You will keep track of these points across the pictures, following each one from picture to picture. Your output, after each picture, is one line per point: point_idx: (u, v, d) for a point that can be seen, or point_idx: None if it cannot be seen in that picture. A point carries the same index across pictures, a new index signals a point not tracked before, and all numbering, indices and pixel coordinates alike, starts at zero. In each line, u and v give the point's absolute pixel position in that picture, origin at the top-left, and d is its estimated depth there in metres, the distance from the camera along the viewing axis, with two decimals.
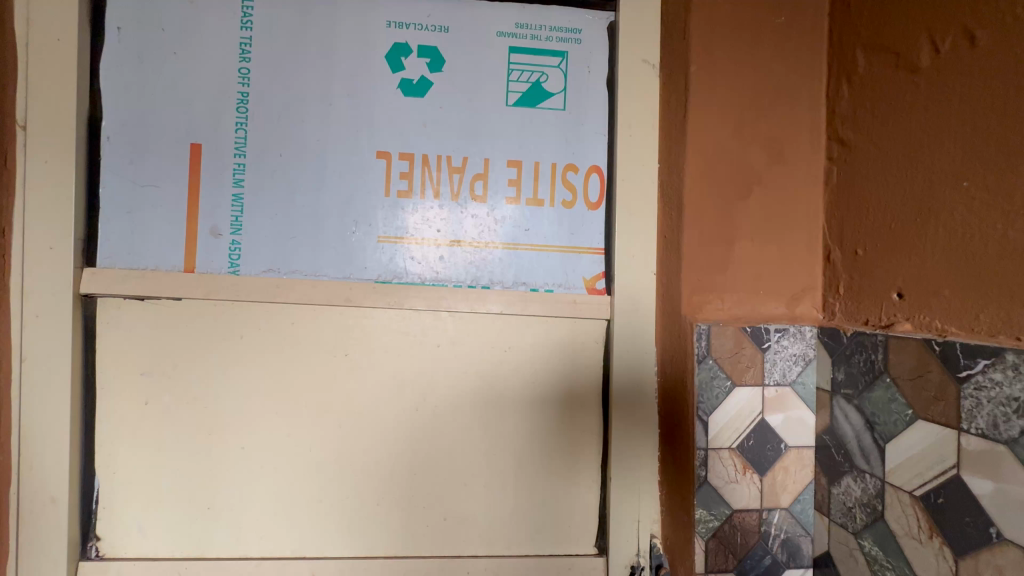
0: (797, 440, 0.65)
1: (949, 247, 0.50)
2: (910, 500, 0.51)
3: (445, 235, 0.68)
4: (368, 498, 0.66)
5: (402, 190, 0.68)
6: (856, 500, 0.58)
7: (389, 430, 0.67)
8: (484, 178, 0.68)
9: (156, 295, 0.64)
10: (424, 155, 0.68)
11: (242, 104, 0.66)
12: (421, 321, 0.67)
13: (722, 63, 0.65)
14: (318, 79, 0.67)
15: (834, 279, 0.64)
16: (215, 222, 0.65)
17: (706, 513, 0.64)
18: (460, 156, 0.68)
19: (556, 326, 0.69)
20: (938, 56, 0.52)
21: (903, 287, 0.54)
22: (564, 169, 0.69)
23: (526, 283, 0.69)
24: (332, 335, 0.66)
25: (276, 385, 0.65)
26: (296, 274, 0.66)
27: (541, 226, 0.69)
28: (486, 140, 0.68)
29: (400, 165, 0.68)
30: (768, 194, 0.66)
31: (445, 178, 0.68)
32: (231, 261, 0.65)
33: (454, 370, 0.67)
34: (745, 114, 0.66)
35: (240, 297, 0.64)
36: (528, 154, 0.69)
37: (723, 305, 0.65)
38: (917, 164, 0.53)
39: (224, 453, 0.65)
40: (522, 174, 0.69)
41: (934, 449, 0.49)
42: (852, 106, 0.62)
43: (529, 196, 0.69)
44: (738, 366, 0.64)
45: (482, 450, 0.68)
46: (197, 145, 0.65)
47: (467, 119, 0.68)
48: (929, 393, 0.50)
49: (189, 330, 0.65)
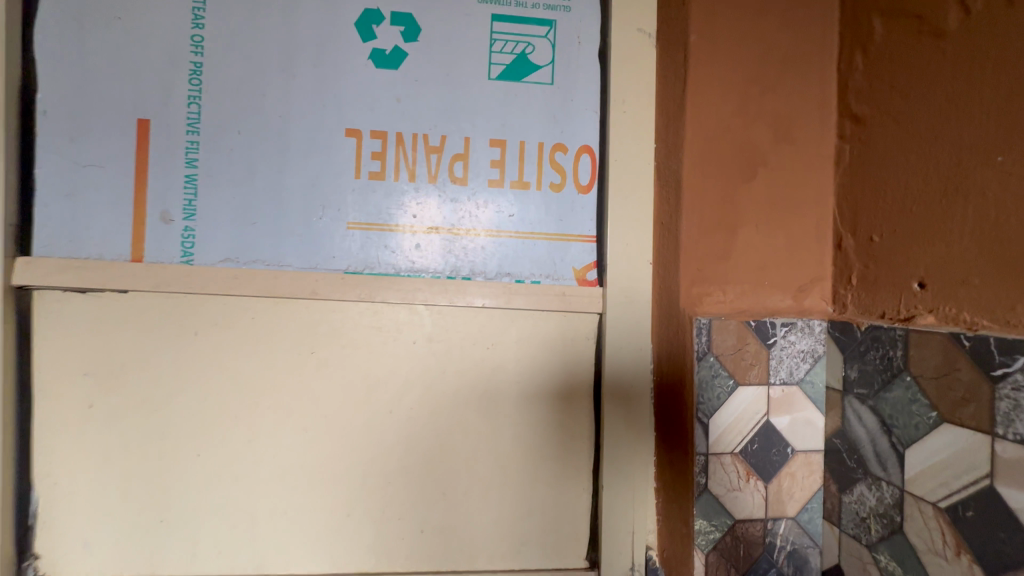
0: (804, 444, 0.60)
1: (980, 230, 0.44)
2: (934, 512, 0.46)
3: (422, 221, 0.62)
4: (337, 510, 0.61)
5: (375, 172, 0.62)
6: (870, 510, 0.53)
7: (361, 436, 0.61)
8: (465, 159, 0.63)
9: (100, 286, 0.58)
10: (398, 134, 0.62)
11: (195, 75, 0.59)
12: (396, 316, 0.61)
13: (725, 32, 0.60)
14: (280, 48, 0.60)
15: (845, 269, 0.59)
16: (166, 206, 0.59)
17: (707, 523, 0.58)
18: (438, 134, 0.62)
19: (543, 321, 0.63)
20: (967, 17, 0.46)
21: (925, 276, 0.49)
22: (552, 149, 0.64)
23: (511, 273, 0.63)
24: (298, 331, 0.60)
25: (234, 387, 0.59)
26: (257, 263, 0.60)
27: (527, 212, 0.63)
28: (467, 117, 0.62)
29: (372, 144, 0.61)
30: (774, 177, 0.60)
31: (422, 159, 0.62)
32: (183, 249, 0.59)
33: (432, 369, 0.62)
34: (749, 88, 0.60)
35: (193, 289, 0.58)
36: (513, 133, 0.63)
37: (724, 297, 0.60)
38: (943, 139, 0.48)
39: (177, 461, 0.59)
40: (506, 154, 0.63)
41: (963, 456, 0.44)
42: (867, 78, 0.57)
43: (514, 178, 0.63)
44: (740, 364, 0.59)
45: (464, 456, 0.62)
46: (145, 120, 0.59)
47: (446, 94, 0.62)
48: (956, 393, 0.44)
49: (136, 326, 0.58)
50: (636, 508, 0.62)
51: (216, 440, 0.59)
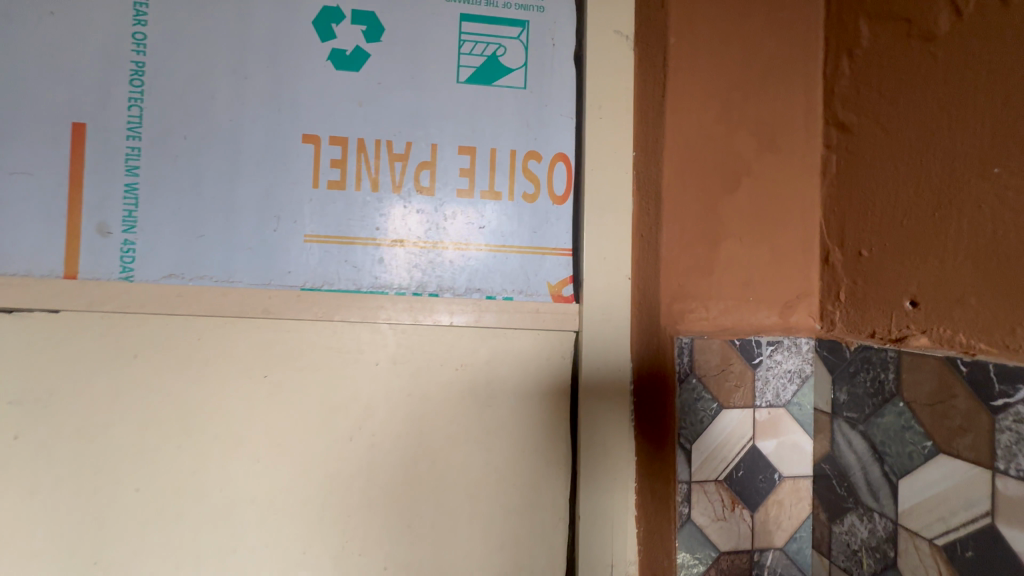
0: (792, 470, 0.57)
1: (976, 247, 0.41)
2: (930, 549, 0.43)
3: (385, 234, 0.58)
4: (291, 547, 0.56)
5: (334, 180, 0.57)
6: (862, 543, 0.50)
7: (319, 466, 0.56)
8: (432, 167, 0.59)
9: (29, 306, 0.53)
10: (360, 140, 0.58)
11: (137, 76, 0.55)
12: (357, 336, 0.57)
13: (705, 35, 0.57)
14: (230, 48, 0.56)
15: (833, 284, 0.56)
16: (103, 218, 0.54)
17: (690, 556, 0.55)
18: (403, 140, 0.58)
19: (516, 340, 0.59)
20: (959, 19, 0.43)
21: (917, 294, 0.46)
22: (524, 157, 0.60)
23: (482, 289, 0.59)
24: (249, 353, 0.55)
25: (178, 414, 0.54)
26: (204, 279, 0.55)
27: (499, 224, 0.59)
28: (434, 123, 0.59)
29: (331, 151, 0.57)
30: (758, 187, 0.57)
31: (385, 167, 0.58)
32: (123, 264, 0.54)
33: (396, 392, 0.57)
34: (732, 94, 0.57)
35: (133, 309, 0.54)
36: (483, 139, 0.59)
37: (707, 314, 0.56)
38: (934, 149, 0.45)
39: (113, 497, 0.54)
40: (477, 162, 0.59)
41: (961, 491, 0.40)
42: (854, 84, 0.54)
43: (485, 188, 0.59)
44: (725, 386, 0.56)
45: (431, 486, 0.58)
46: (80, 124, 0.54)
47: (412, 98, 0.58)
48: (953, 423, 0.41)
49: (69, 348, 0.53)
50: (617, 539, 0.57)
51: (158, 472, 0.54)
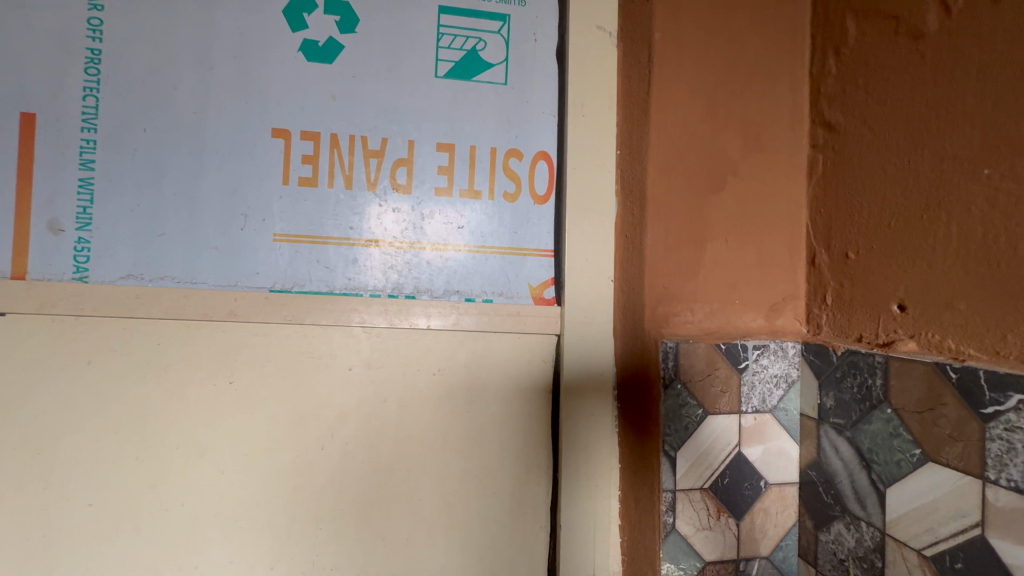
0: (778, 476, 0.55)
1: (966, 249, 0.40)
2: (918, 560, 0.42)
3: (360, 233, 0.55)
4: (258, 564, 0.53)
5: (305, 177, 0.55)
6: (849, 553, 0.49)
7: (287, 476, 0.53)
8: (408, 165, 0.56)
9: None
10: (332, 135, 0.55)
11: (92, 63, 0.52)
12: (329, 340, 0.54)
13: (692, 30, 0.55)
14: (194, 36, 0.53)
15: (820, 287, 0.55)
16: (54, 215, 0.51)
17: (674, 567, 0.54)
18: (378, 137, 0.56)
19: (497, 343, 0.57)
20: (949, 17, 0.42)
21: (905, 298, 0.45)
22: (505, 155, 0.58)
23: (461, 291, 0.57)
24: (211, 359, 0.53)
25: (134, 424, 0.51)
26: (165, 281, 0.53)
27: (480, 222, 0.57)
28: (410, 118, 0.56)
29: (302, 146, 0.55)
30: (745, 187, 0.56)
31: (359, 163, 0.56)
32: (77, 265, 0.52)
33: (370, 399, 0.55)
34: (717, 91, 0.56)
35: (86, 311, 0.51)
36: (462, 135, 0.57)
37: (692, 317, 0.55)
38: (923, 150, 0.44)
39: (61, 513, 0.50)
40: (456, 160, 0.57)
41: (951, 501, 0.39)
42: (840, 83, 0.53)
43: (464, 186, 0.57)
44: (710, 391, 0.54)
45: (407, 498, 0.55)
46: (29, 115, 0.51)
47: (389, 91, 0.56)
48: (942, 431, 0.40)
49: (15, 352, 0.50)
50: (594, 545, 0.55)
51: (107, 485, 0.51)
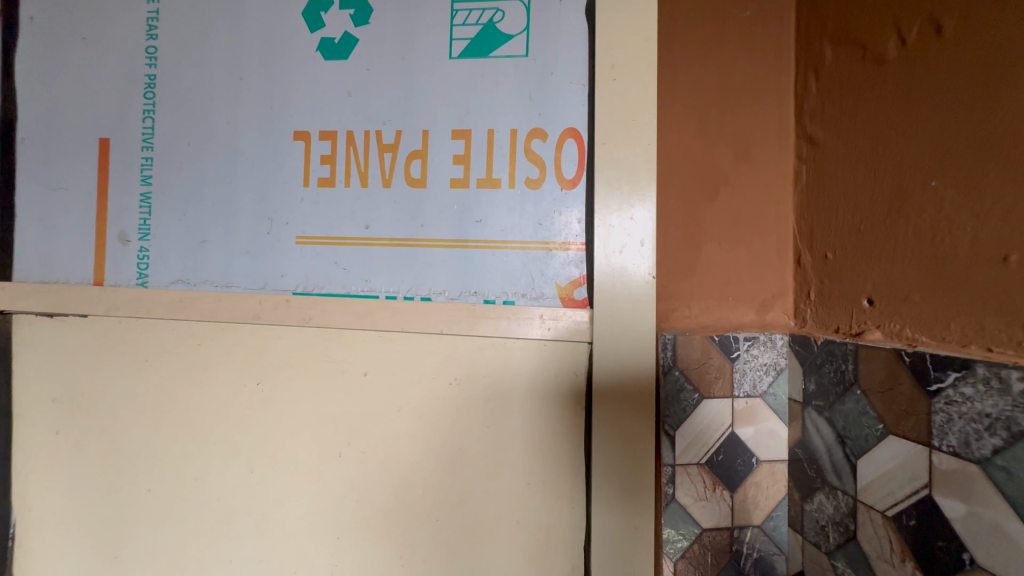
0: (769, 454, 0.62)
1: (919, 249, 0.46)
2: (882, 520, 0.48)
3: (375, 233, 0.65)
4: (285, 565, 0.66)
5: (323, 177, 0.66)
6: (828, 518, 0.55)
7: (317, 467, 0.65)
8: (422, 157, 0.65)
9: (63, 311, 0.68)
10: (348, 133, 0.66)
11: (150, 88, 0.68)
12: (344, 345, 0.65)
13: (684, 57, 0.63)
14: (226, 56, 0.67)
15: (804, 284, 0.61)
16: (123, 228, 0.68)
17: (674, 532, 0.61)
18: (392, 131, 0.65)
19: (523, 348, 0.64)
20: (905, 47, 0.48)
21: (873, 293, 0.51)
22: (528, 136, 0.64)
23: (479, 292, 0.64)
24: (242, 358, 0.66)
25: (172, 406, 0.67)
26: (206, 284, 0.67)
27: (498, 218, 0.64)
28: (424, 110, 0.65)
29: (321, 147, 0.66)
30: (736, 196, 0.63)
31: (375, 159, 0.65)
32: (140, 271, 0.67)
33: (387, 410, 0.65)
34: (711, 109, 0.63)
35: (139, 312, 0.67)
36: (479, 121, 0.64)
37: (689, 312, 0.62)
38: (886, 161, 0.50)
39: (141, 463, 0.68)
40: (472, 146, 0.64)
41: (906, 467, 0.46)
42: (820, 101, 0.59)
43: (483, 173, 0.64)
44: (705, 377, 0.61)
45: (422, 513, 0.64)
46: (105, 141, 0.69)
47: (401, 94, 0.65)
48: (900, 407, 0.46)
49: (101, 343, 0.68)
50: (636, 537, 0.60)
51: (163, 452, 0.67)
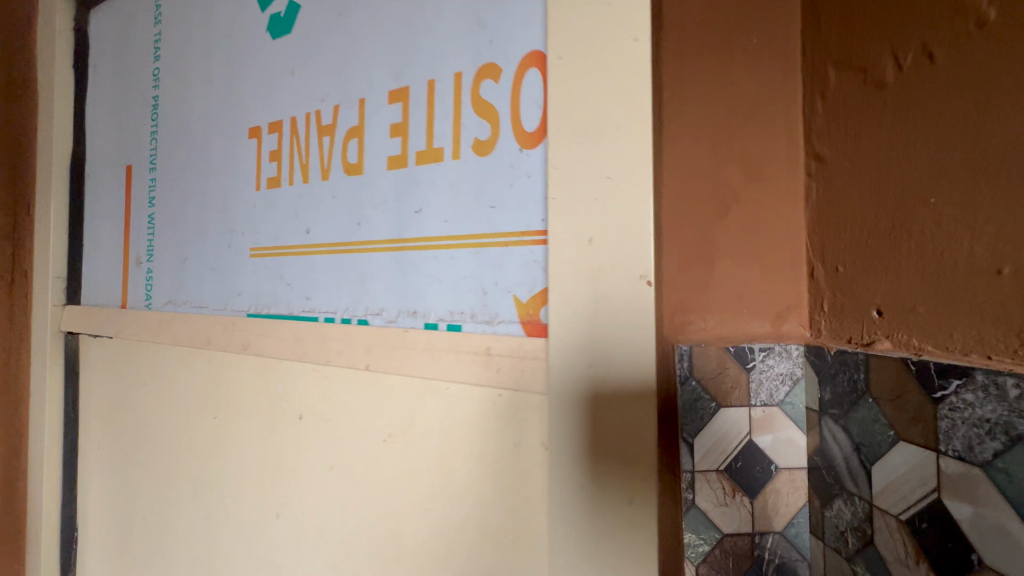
0: (788, 462, 0.64)
1: (922, 262, 0.49)
2: (897, 525, 0.50)
3: (314, 232, 0.97)
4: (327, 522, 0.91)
5: (270, 174, 1.05)
6: (846, 524, 0.57)
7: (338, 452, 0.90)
8: (358, 135, 0.92)
9: (191, 332, 1.14)
10: (291, 125, 1.02)
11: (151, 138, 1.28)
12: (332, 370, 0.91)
13: (694, 80, 0.66)
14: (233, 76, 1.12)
15: (818, 296, 0.64)
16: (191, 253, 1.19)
17: (695, 537, 0.62)
18: (327, 116, 0.97)
19: (468, 373, 0.76)
20: (902, 72, 0.52)
21: (882, 304, 0.54)
22: (473, 90, 0.81)
23: (419, 311, 0.84)
24: (282, 378, 0.98)
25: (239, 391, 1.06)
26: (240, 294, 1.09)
27: (439, 208, 0.83)
28: (359, 82, 0.93)
29: (269, 143, 1.05)
30: (747, 212, 0.66)
31: (325, 145, 0.97)
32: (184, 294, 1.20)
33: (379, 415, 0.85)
34: (721, 131, 0.66)
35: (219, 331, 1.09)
36: (417, 80, 0.86)
37: (704, 325, 0.65)
38: (888, 179, 0.53)
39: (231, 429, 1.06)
40: (408, 104, 0.87)
41: (917, 472, 0.47)
42: (826, 122, 0.63)
43: (422, 122, 0.85)
44: (722, 387, 0.64)
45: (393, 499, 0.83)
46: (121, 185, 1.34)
47: (335, 69, 0.96)
48: (909, 413, 0.48)
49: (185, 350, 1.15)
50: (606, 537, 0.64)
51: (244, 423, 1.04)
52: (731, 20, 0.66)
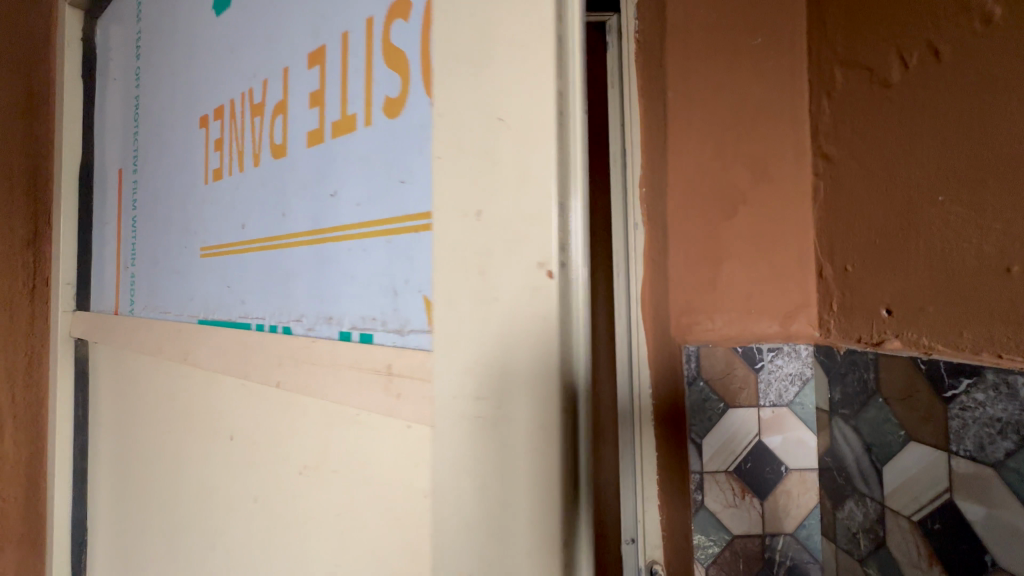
0: (798, 463, 0.64)
1: (931, 262, 0.48)
2: (909, 525, 0.49)
3: (248, 227, 0.77)
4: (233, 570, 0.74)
5: (216, 166, 0.87)
6: (858, 526, 0.56)
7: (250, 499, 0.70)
8: (282, 110, 0.71)
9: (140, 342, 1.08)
10: (226, 105, 0.85)
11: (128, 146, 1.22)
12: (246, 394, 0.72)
13: (698, 84, 0.67)
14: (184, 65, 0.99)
15: (827, 295, 0.63)
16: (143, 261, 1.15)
17: (705, 538, 0.63)
18: (259, 90, 0.77)
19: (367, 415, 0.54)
20: (908, 70, 0.52)
21: (891, 303, 0.53)
22: (380, 25, 0.58)
23: (335, 318, 0.62)
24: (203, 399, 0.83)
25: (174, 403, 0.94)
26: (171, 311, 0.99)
27: (350, 190, 0.61)
28: (285, 48, 0.71)
29: (214, 131, 0.88)
30: (754, 213, 0.66)
31: (252, 123, 0.77)
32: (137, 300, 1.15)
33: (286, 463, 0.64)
34: (727, 133, 0.66)
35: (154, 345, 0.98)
36: (327, 28, 0.64)
37: (712, 325, 0.65)
38: (896, 179, 0.53)
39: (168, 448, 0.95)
40: (322, 66, 0.65)
41: (929, 472, 0.47)
42: (833, 121, 0.63)
43: (337, 88, 0.62)
44: (730, 388, 0.64)
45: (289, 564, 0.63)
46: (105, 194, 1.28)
47: (261, 37, 0.76)
48: (919, 413, 0.48)
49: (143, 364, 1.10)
50: None
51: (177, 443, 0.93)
52: (734, 23, 0.67)
